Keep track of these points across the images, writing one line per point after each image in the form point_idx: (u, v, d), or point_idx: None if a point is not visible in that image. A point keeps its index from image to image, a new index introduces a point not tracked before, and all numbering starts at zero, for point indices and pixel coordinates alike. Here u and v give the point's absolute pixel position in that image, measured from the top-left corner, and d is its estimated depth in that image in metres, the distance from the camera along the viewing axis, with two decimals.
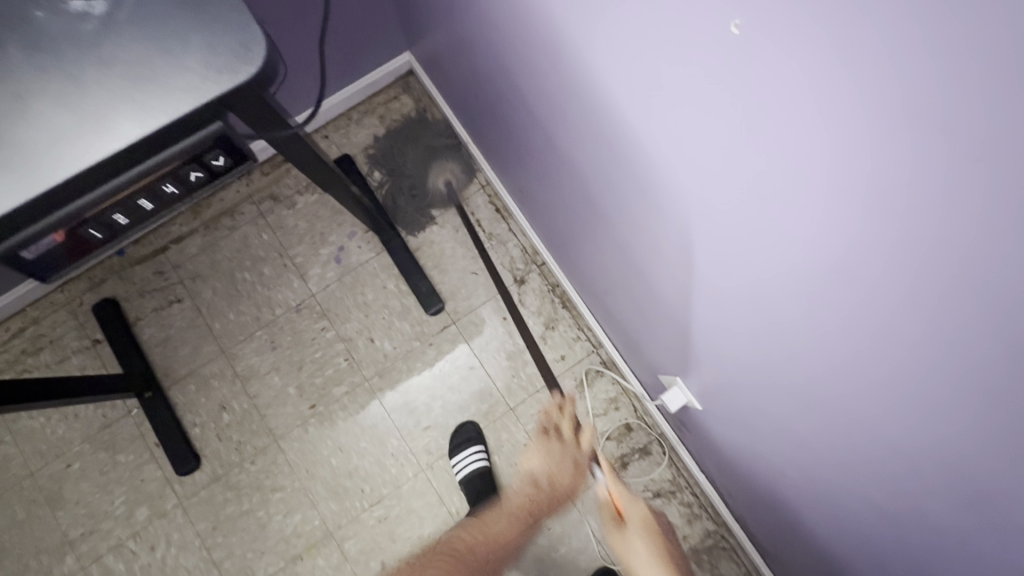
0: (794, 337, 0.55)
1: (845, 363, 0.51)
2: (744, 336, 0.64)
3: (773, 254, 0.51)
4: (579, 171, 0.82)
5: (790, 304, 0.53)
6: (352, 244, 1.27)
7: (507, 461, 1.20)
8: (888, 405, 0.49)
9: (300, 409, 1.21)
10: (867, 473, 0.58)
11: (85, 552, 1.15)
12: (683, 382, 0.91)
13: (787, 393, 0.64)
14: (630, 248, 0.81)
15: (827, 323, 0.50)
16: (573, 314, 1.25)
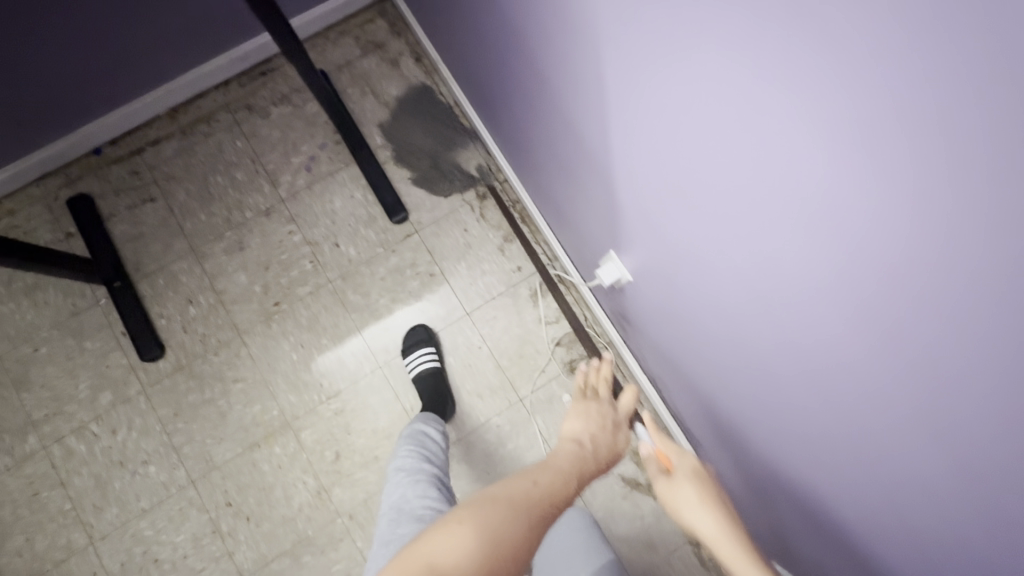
0: (798, 324, 0.55)
1: (845, 346, 0.50)
2: (752, 323, 0.63)
3: (778, 239, 0.50)
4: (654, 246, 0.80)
5: (797, 290, 0.52)
6: (322, 154, 1.32)
7: (462, 362, 1.25)
8: (915, 431, 0.47)
9: (264, 306, 1.25)
10: (881, 465, 0.54)
11: (47, 433, 1.19)
12: (616, 253, 0.94)
13: (841, 471, 0.61)
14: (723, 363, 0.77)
15: (853, 355, 0.49)
16: (531, 229, 1.31)
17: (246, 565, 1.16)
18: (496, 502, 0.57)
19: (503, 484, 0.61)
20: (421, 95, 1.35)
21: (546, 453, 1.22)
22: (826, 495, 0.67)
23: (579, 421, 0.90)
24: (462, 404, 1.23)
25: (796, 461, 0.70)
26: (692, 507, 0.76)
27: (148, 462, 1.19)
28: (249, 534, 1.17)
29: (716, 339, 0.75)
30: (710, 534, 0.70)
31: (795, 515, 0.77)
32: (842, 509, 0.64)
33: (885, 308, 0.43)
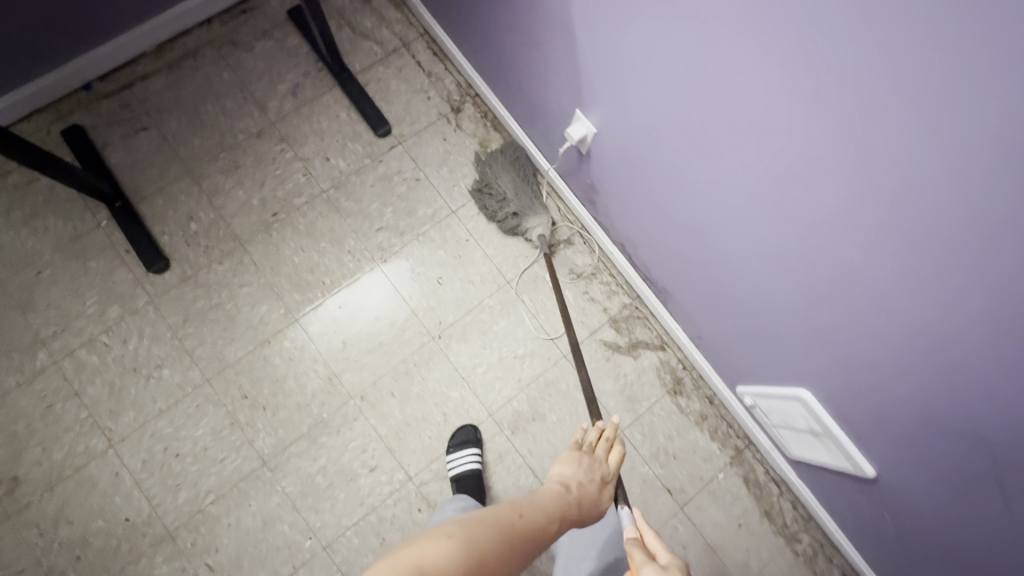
0: (823, 173, 0.74)
1: (866, 173, 0.69)
2: (784, 192, 0.82)
3: (809, 101, 0.70)
4: (681, 142, 0.96)
5: (824, 140, 0.71)
6: (306, 81, 1.43)
7: (452, 254, 1.38)
8: (928, 221, 0.65)
9: (263, 217, 1.35)
10: (903, 271, 0.72)
11: (57, 347, 1.23)
12: (582, 113, 1.10)
13: (870, 296, 0.79)
14: (747, 220, 0.93)
15: (872, 180, 0.68)
16: (504, 136, 1.46)
17: (267, 450, 1.23)
18: (481, 526, 0.61)
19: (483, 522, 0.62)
20: (510, 156, 1.40)
21: (535, 326, 1.36)
22: (857, 326, 0.85)
23: (568, 465, 0.82)
24: (456, 290, 1.36)
25: (815, 278, 0.87)
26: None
27: (162, 367, 1.25)
28: (267, 422, 1.25)
29: (748, 224, 0.93)
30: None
31: (817, 334, 0.94)
32: (855, 300, 0.82)
33: (900, 126, 0.62)
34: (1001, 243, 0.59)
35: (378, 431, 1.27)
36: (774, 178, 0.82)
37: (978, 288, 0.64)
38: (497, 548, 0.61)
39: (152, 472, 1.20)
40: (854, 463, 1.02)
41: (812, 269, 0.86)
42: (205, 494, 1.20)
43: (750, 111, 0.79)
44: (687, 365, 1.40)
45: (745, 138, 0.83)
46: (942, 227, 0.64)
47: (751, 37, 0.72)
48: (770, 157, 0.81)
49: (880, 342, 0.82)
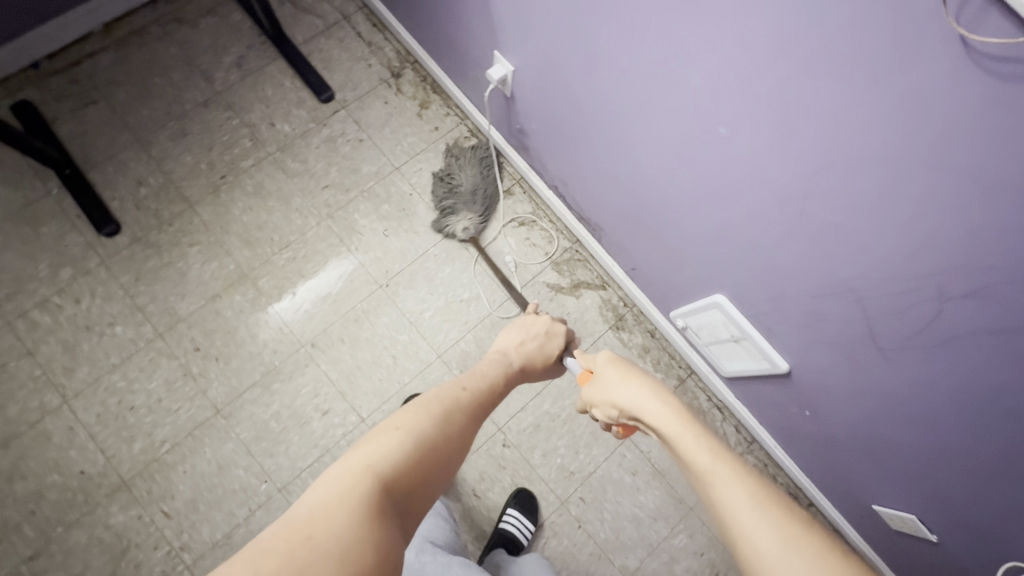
0: (744, 65, 0.76)
1: (778, 59, 0.71)
2: (712, 94, 0.84)
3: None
4: (619, 61, 0.96)
5: (741, 30, 0.73)
6: (250, 53, 1.50)
7: (397, 208, 1.44)
8: (839, 97, 0.67)
9: (211, 180, 1.40)
10: (823, 155, 0.74)
11: (10, 310, 1.26)
12: (501, 54, 1.20)
13: (797, 189, 0.81)
14: (685, 133, 0.94)
15: (786, 63, 0.70)
16: (443, 98, 1.54)
17: (220, 398, 1.27)
18: (426, 406, 0.69)
19: (428, 412, 0.67)
20: (464, 155, 1.46)
21: (480, 272, 1.42)
22: (786, 226, 0.87)
23: (510, 336, 0.95)
24: (401, 240, 1.42)
25: (752, 179, 0.87)
26: (618, 388, 0.76)
27: (114, 323, 1.28)
28: (220, 372, 1.28)
29: (683, 140, 0.95)
30: (635, 403, 0.72)
31: (756, 243, 0.95)
32: (777, 193, 0.85)
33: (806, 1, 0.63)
34: (904, 109, 0.61)
35: (329, 375, 1.31)
36: (707, 77, 0.82)
37: (881, 153, 0.67)
38: (443, 423, 0.67)
39: (106, 424, 1.23)
40: (770, 360, 1.08)
41: (749, 171, 0.87)
42: (159, 443, 1.23)
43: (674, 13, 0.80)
44: (628, 303, 1.45)
45: (673, 44, 0.84)
46: (861, 95, 0.65)
47: None
48: (702, 54, 0.81)
49: (817, 237, 0.83)
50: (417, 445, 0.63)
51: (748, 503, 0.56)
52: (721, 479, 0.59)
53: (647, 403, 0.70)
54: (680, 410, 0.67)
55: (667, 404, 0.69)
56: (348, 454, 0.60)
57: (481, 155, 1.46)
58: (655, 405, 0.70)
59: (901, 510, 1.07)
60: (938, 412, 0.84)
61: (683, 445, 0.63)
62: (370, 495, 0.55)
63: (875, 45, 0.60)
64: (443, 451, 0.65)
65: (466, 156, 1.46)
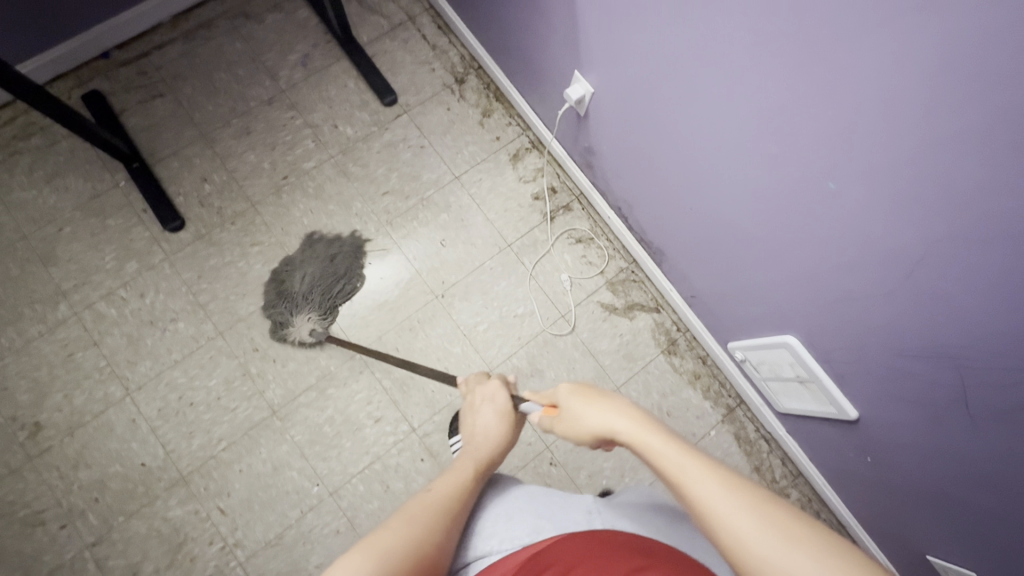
0: (831, 123, 0.76)
1: (869, 123, 0.71)
2: (791, 145, 0.84)
3: (815, 52, 0.72)
4: (706, 94, 0.93)
5: (831, 91, 0.73)
6: (315, 52, 1.49)
7: (455, 218, 1.43)
8: (932, 167, 0.67)
9: (273, 180, 1.40)
10: (908, 219, 0.73)
11: (78, 300, 1.29)
12: (581, 74, 1.18)
13: (876, 247, 0.80)
14: (770, 173, 0.91)
15: (877, 128, 0.71)
16: (506, 107, 1.51)
17: (276, 400, 1.29)
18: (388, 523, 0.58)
19: (394, 529, 0.57)
20: (333, 245, 1.37)
21: (535, 287, 1.42)
22: (860, 280, 0.87)
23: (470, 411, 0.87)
24: (458, 251, 1.41)
25: (842, 229, 0.84)
26: (585, 411, 0.68)
27: (176, 319, 1.30)
28: (276, 374, 1.30)
29: (755, 183, 0.95)
30: (604, 425, 0.65)
31: (839, 291, 0.92)
32: (854, 247, 0.84)
33: (905, 75, 0.64)
34: (1002, 185, 0.61)
35: (383, 383, 1.32)
36: (806, 123, 0.80)
37: (971, 222, 0.66)
38: (412, 534, 0.57)
39: (166, 419, 1.25)
40: (837, 406, 1.06)
41: (838, 219, 0.84)
42: (217, 440, 1.25)
43: (756, 66, 0.81)
44: (681, 327, 1.44)
45: (753, 94, 0.85)
46: (956, 168, 0.65)
47: None
48: (803, 99, 0.78)
49: (893, 295, 0.82)
50: (382, 572, 0.52)
51: (729, 494, 0.52)
52: (705, 481, 0.53)
53: (613, 422, 0.64)
54: (649, 422, 0.62)
55: (632, 418, 0.63)
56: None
57: (349, 245, 1.38)
58: (622, 422, 0.64)
59: (958, 566, 1.05)
60: (1014, 480, 0.81)
61: (655, 452, 0.58)
62: None
63: (1018, 117, 0.57)
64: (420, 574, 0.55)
65: (318, 250, 1.36)
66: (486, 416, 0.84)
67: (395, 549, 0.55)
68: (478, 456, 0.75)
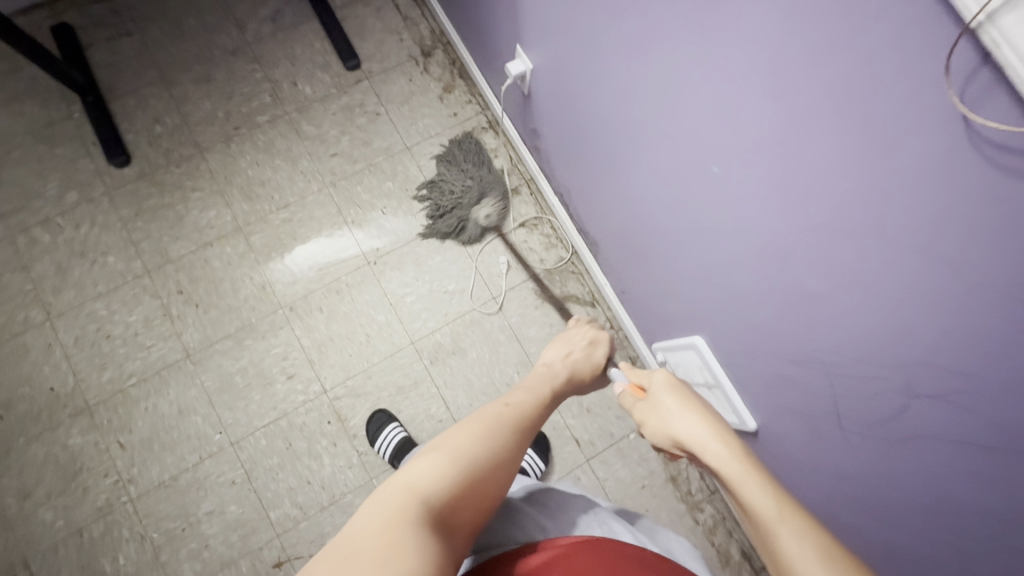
0: (732, 107, 0.69)
1: (765, 107, 0.64)
2: (700, 132, 0.77)
3: (716, 24, 0.65)
4: (616, 71, 0.89)
5: (731, 68, 0.66)
6: (287, 9, 1.50)
7: (400, 188, 1.42)
8: (821, 162, 0.60)
9: (224, 129, 1.41)
10: (802, 219, 0.67)
11: (15, 223, 1.31)
12: (523, 49, 1.16)
13: (775, 248, 0.73)
14: (674, 157, 0.86)
15: (772, 115, 0.63)
16: (468, 84, 1.51)
17: (192, 344, 1.29)
18: (464, 425, 0.63)
19: (469, 433, 0.62)
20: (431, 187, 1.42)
21: (470, 266, 1.39)
22: (763, 284, 0.79)
23: (556, 349, 0.84)
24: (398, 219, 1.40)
25: (737, 218, 0.78)
26: (675, 417, 0.66)
27: (107, 253, 1.32)
28: (197, 318, 1.30)
29: (673, 171, 0.88)
30: (694, 437, 0.62)
31: (741, 289, 0.85)
32: (755, 248, 0.77)
33: (794, 54, 0.57)
34: (885, 187, 0.54)
35: (301, 342, 1.31)
36: (695, 99, 0.74)
37: (857, 227, 0.59)
38: (485, 442, 0.61)
39: (82, 349, 1.26)
40: (739, 416, 1.02)
41: (734, 208, 0.78)
42: (128, 376, 1.26)
43: (669, 38, 0.74)
44: (615, 325, 1.40)
45: (668, 70, 0.77)
46: (842, 165, 0.58)
47: None
48: (709, 74, 0.70)
49: (793, 302, 0.75)
50: (456, 471, 0.58)
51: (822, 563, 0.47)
52: (803, 551, 0.48)
53: (700, 439, 0.62)
54: (745, 451, 0.58)
55: (722, 440, 0.60)
56: (379, 490, 0.56)
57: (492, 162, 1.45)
58: (712, 444, 0.60)
59: None
60: (911, 516, 0.73)
61: (745, 488, 0.54)
62: (416, 524, 0.51)
63: (894, 105, 0.50)
64: (489, 479, 0.60)
65: (481, 160, 1.43)
66: (558, 347, 0.85)
67: (468, 451, 0.60)
68: (553, 385, 0.76)
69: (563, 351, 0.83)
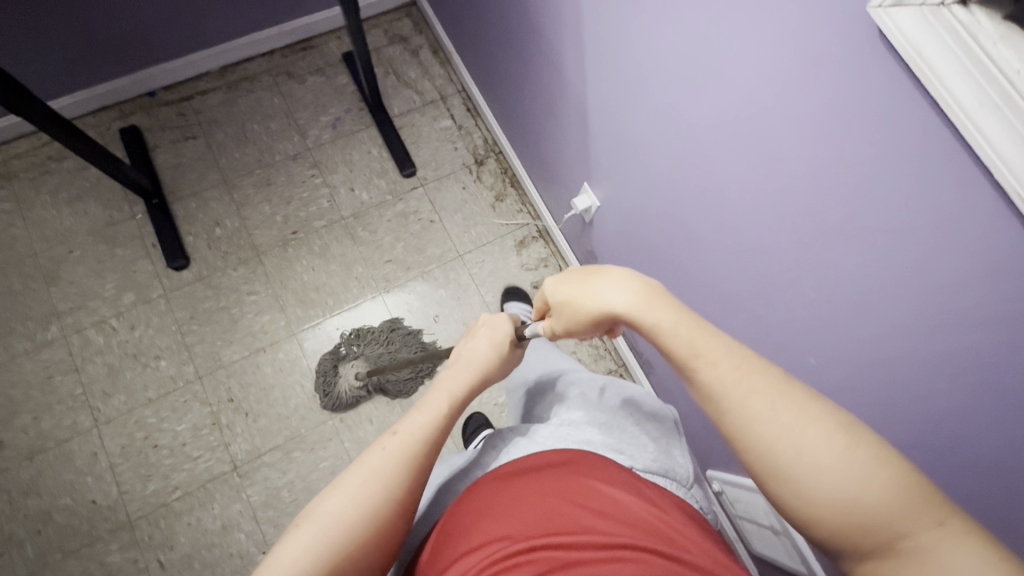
0: (787, 257, 0.76)
1: (825, 276, 0.71)
2: (748, 262, 0.84)
3: (789, 197, 0.71)
4: (636, 117, 0.95)
5: (794, 235, 0.73)
6: (347, 117, 1.56)
7: (453, 295, 1.44)
8: (880, 344, 0.67)
9: (282, 233, 1.44)
10: (844, 366, 0.74)
11: (69, 323, 1.31)
12: (589, 186, 1.21)
13: (810, 369, 0.81)
14: (684, 193, 0.91)
15: (831, 285, 0.70)
16: (519, 193, 1.55)
17: (240, 455, 1.27)
18: (347, 479, 0.53)
19: (340, 492, 0.51)
20: (376, 339, 1.36)
21: None
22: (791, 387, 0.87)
23: (461, 346, 0.74)
24: (450, 327, 1.41)
25: (742, 246, 0.84)
26: (585, 294, 0.59)
27: (159, 357, 1.31)
28: (246, 428, 1.29)
29: (707, 275, 0.95)
30: (617, 302, 0.56)
31: (744, 318, 0.90)
32: (784, 358, 0.85)
33: (866, 258, 0.63)
34: (939, 391, 0.62)
35: (350, 454, 1.29)
36: (740, 203, 0.80)
37: (903, 404, 0.67)
38: (372, 491, 0.52)
39: (127, 457, 1.24)
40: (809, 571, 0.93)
41: (756, 289, 0.85)
42: (172, 488, 1.23)
43: (736, 188, 0.79)
44: None
45: (728, 207, 0.83)
46: (899, 355, 0.65)
47: (753, 122, 0.71)
48: (766, 222, 0.76)
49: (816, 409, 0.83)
50: (329, 539, 0.48)
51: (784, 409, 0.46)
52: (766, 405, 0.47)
53: (611, 299, 0.57)
54: (654, 298, 0.55)
55: (634, 292, 0.56)
56: None
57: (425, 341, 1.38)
58: (621, 298, 0.56)
59: None
60: None
61: (673, 338, 0.53)
62: None
63: (967, 356, 0.56)
64: (382, 538, 0.51)
65: (411, 342, 1.36)
66: (478, 341, 0.72)
67: (342, 515, 0.50)
68: (452, 391, 0.64)
69: (463, 346, 0.74)
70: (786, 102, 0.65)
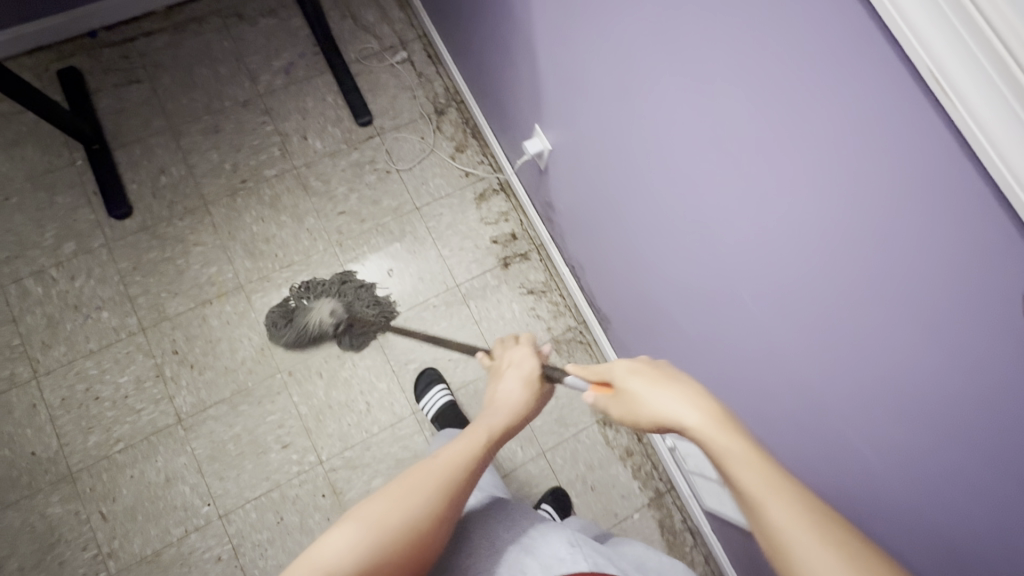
0: (743, 204, 0.69)
1: (779, 220, 0.64)
2: (706, 214, 0.77)
3: (739, 133, 0.64)
4: (586, 60, 0.88)
5: (748, 176, 0.66)
6: (300, 62, 1.48)
7: (408, 249, 1.39)
8: (834, 288, 0.61)
9: (230, 182, 1.38)
10: (803, 321, 0.68)
11: (6, 273, 1.26)
12: (541, 129, 1.15)
13: (770, 330, 0.75)
14: (643, 161, 0.86)
15: (786, 230, 0.64)
16: (481, 144, 1.49)
17: (185, 409, 1.23)
18: (397, 492, 0.52)
19: (389, 498, 0.52)
20: (325, 287, 1.30)
21: (476, 332, 1.35)
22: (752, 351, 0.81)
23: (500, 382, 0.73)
24: (404, 281, 1.37)
25: (699, 198, 0.77)
26: (652, 396, 0.53)
27: (102, 308, 1.27)
28: (191, 381, 1.25)
29: (670, 234, 0.88)
30: (686, 418, 0.49)
31: (705, 277, 0.84)
32: (745, 320, 0.79)
33: (819, 192, 0.57)
34: (899, 333, 0.56)
35: (298, 409, 1.26)
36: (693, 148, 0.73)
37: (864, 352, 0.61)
38: (411, 507, 0.51)
39: (68, 410, 1.21)
40: None
41: (716, 245, 0.78)
42: (115, 441, 1.20)
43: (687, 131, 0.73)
44: None
45: (682, 155, 0.76)
46: (854, 299, 0.59)
47: (700, 52, 0.65)
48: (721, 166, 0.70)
49: (780, 374, 0.77)
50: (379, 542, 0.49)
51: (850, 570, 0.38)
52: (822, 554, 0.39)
53: (679, 413, 0.50)
54: (729, 420, 0.48)
55: (708, 411, 0.49)
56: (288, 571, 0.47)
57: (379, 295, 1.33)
58: (693, 416, 0.49)
59: None
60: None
61: (737, 466, 0.45)
62: None
63: (922, 283, 0.51)
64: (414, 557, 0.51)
65: (363, 295, 1.31)
66: (511, 381, 0.72)
67: (393, 520, 0.50)
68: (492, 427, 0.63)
69: (501, 381, 0.73)
70: (731, 24, 0.59)
